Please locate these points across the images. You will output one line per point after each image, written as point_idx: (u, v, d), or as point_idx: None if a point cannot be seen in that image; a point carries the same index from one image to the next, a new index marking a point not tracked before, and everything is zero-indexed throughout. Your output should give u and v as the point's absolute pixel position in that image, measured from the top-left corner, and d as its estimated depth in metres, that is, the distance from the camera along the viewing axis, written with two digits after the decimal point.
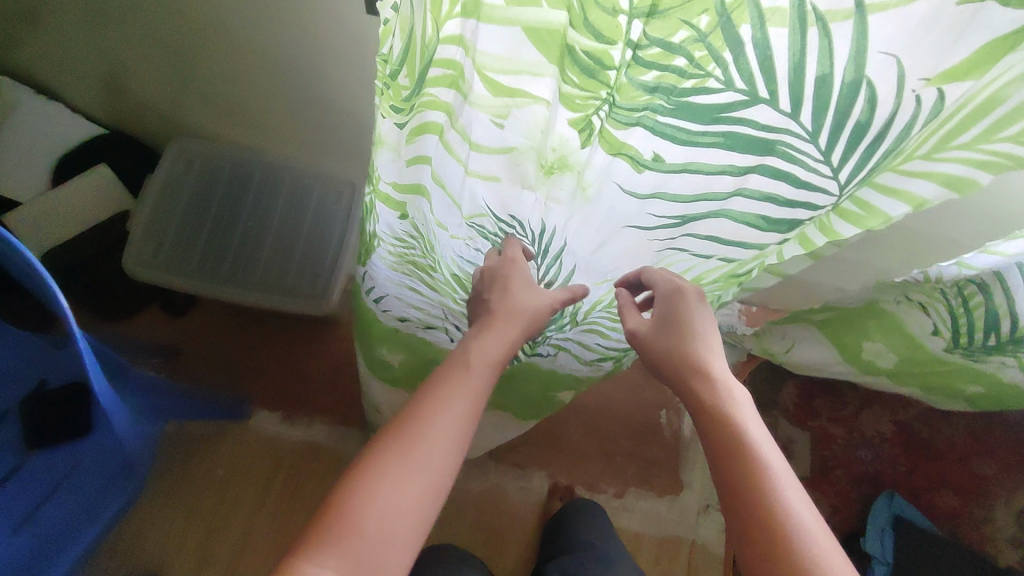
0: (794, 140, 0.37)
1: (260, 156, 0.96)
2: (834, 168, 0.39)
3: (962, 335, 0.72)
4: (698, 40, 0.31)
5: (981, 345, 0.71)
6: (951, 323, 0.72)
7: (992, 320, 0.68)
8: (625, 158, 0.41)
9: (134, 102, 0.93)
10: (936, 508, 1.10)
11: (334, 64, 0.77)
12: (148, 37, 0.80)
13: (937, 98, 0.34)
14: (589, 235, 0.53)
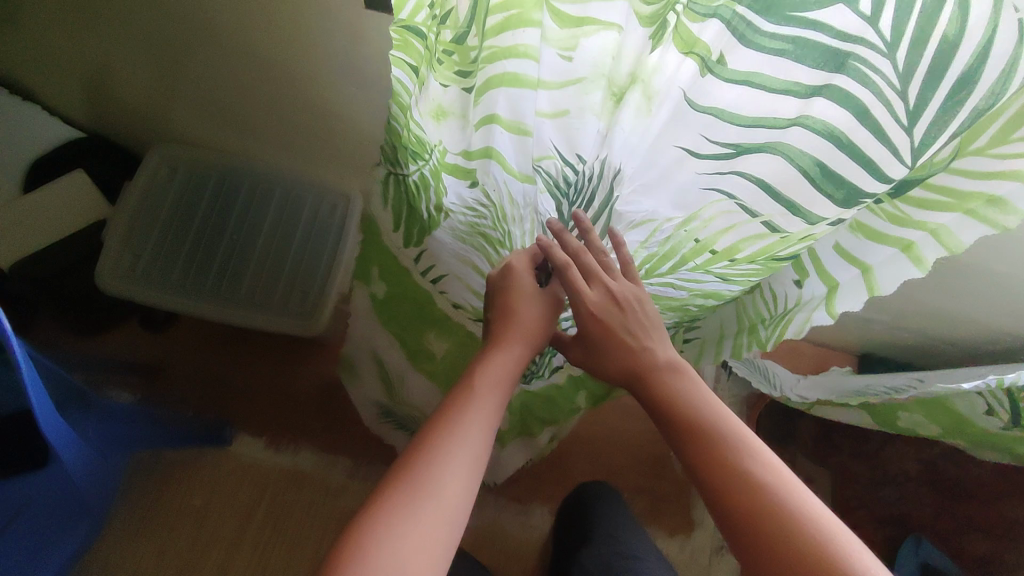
0: (867, 44, 0.31)
1: (249, 165, 0.90)
2: (907, 99, 0.32)
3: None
4: None
5: None
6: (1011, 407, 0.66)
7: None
8: (695, 58, 0.34)
9: (116, 104, 0.87)
10: (966, 553, 1.02)
11: (331, 64, 0.72)
12: (129, 33, 0.74)
13: None
14: (643, 175, 0.44)
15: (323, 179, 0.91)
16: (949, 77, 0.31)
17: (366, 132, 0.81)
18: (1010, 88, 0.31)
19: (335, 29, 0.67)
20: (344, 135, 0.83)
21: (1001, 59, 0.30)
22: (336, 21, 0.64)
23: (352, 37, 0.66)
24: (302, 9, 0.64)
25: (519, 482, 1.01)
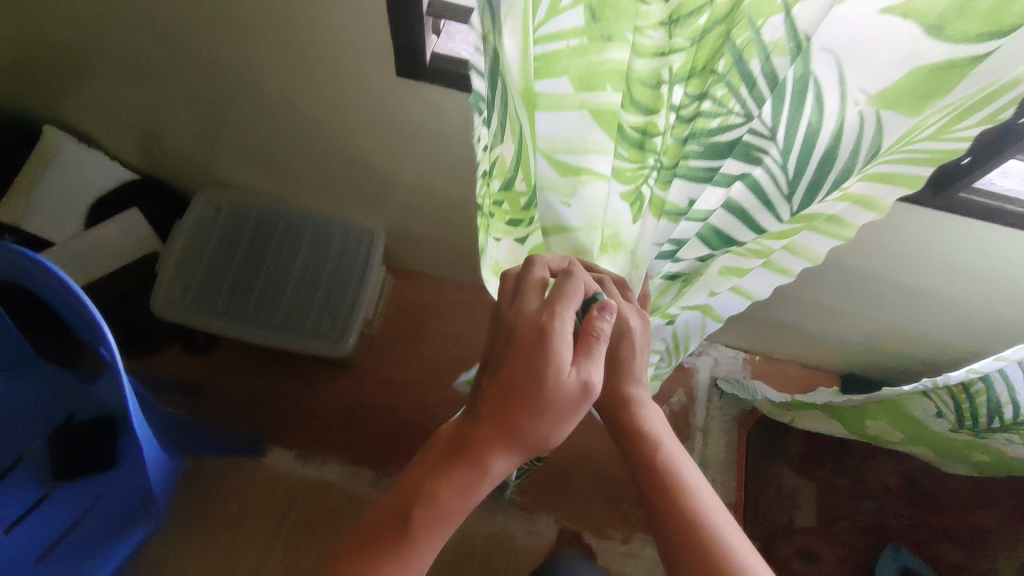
0: (756, 134, 0.42)
1: (287, 205, 1.02)
2: (786, 169, 0.44)
3: (967, 418, 0.74)
4: (720, 79, 0.38)
5: (985, 426, 0.73)
6: (953, 407, 0.75)
7: (993, 411, 0.70)
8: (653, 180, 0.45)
9: (169, 150, 0.98)
10: (941, 560, 1.10)
11: (365, 119, 0.83)
12: (188, 90, 0.85)
13: (878, 121, 0.40)
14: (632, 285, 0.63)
15: (351, 216, 1.02)
16: (815, 153, 0.43)
17: (394, 177, 0.92)
18: (861, 160, 0.42)
19: (372, 91, 0.78)
20: (373, 179, 0.93)
21: (850, 140, 0.41)
22: (374, 83, 0.75)
23: (388, 98, 0.77)
24: (345, 73, 0.75)
25: (526, 492, 1.10)
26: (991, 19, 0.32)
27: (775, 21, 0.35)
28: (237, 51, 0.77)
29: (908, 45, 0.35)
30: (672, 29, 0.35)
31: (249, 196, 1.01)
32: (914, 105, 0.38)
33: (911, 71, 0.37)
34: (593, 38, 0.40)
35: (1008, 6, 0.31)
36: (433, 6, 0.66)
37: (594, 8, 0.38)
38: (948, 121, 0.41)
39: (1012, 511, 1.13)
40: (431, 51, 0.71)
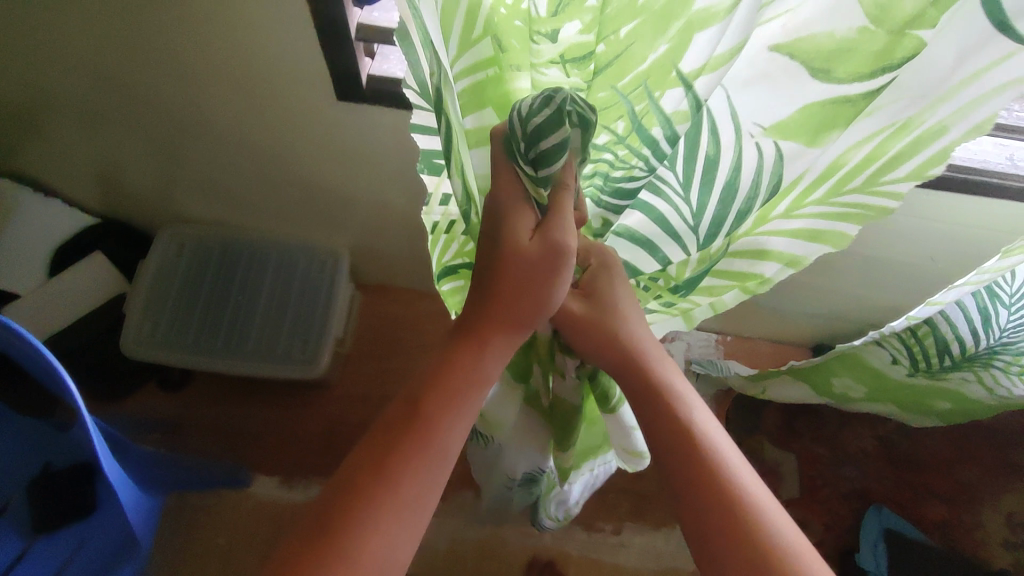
0: (661, 171, 0.45)
1: (250, 234, 1.02)
2: (689, 202, 0.47)
3: (922, 361, 0.84)
4: (619, 141, 0.42)
5: (940, 366, 0.84)
6: (907, 354, 0.84)
7: (943, 346, 0.80)
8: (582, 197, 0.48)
9: (127, 192, 0.99)
10: (924, 517, 1.13)
11: (314, 143, 0.85)
12: (139, 130, 0.87)
13: (776, 152, 0.43)
14: None
15: (315, 240, 1.04)
16: (715, 182, 0.45)
17: (352, 198, 0.94)
18: (758, 198, 0.45)
19: (317, 114, 0.80)
20: (333, 203, 0.96)
21: (748, 170, 0.44)
22: (318, 104, 0.78)
23: (333, 118, 0.79)
24: (288, 96, 0.78)
25: None
26: (870, 57, 0.36)
27: (673, 92, 0.38)
28: (185, 88, 0.79)
29: (796, 82, 0.39)
30: (568, 68, 0.40)
31: (211, 228, 1.01)
32: (812, 136, 0.41)
33: (804, 108, 0.40)
34: (504, 67, 0.44)
35: (899, 40, 0.35)
36: (361, 28, 0.68)
37: (499, 40, 0.42)
38: (876, 173, 0.46)
39: (988, 462, 1.16)
40: (367, 73, 0.73)
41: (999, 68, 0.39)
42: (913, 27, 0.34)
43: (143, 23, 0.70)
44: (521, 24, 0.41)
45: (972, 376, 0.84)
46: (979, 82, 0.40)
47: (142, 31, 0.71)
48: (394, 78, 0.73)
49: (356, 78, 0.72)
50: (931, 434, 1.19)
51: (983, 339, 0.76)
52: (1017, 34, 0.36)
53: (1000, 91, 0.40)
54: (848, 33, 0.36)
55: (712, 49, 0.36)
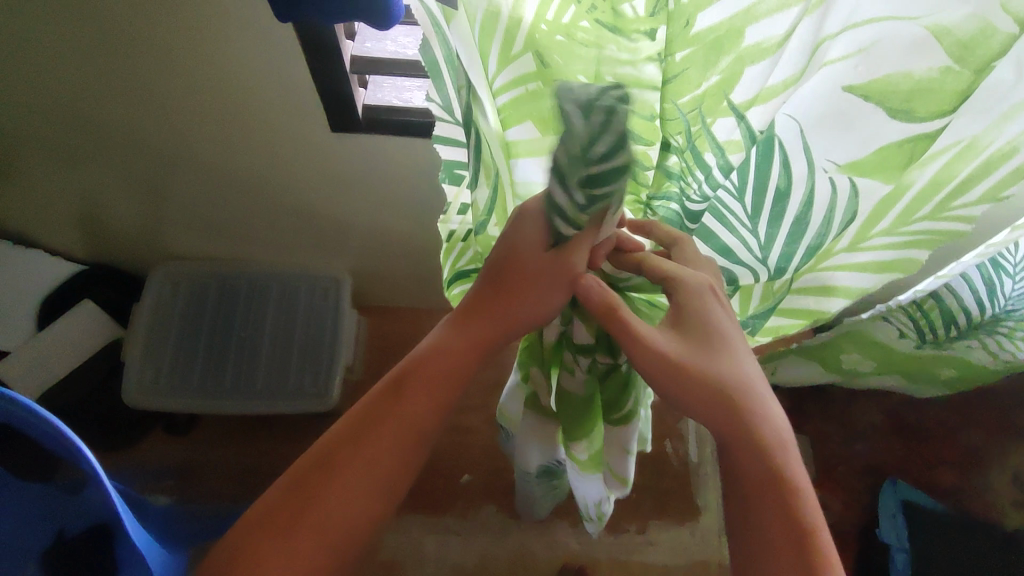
0: (727, 197, 0.47)
1: (247, 267, 0.99)
2: (758, 234, 0.49)
3: (928, 332, 0.78)
4: (682, 164, 0.43)
5: (949, 337, 0.78)
6: (913, 326, 0.79)
7: (949, 317, 0.75)
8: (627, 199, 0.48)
9: (109, 235, 0.95)
10: (938, 485, 1.14)
11: (308, 169, 0.81)
12: (119, 170, 0.83)
13: (849, 189, 0.44)
14: None
15: (311, 267, 1.00)
16: (784, 218, 0.47)
17: (348, 222, 0.91)
18: (830, 226, 0.47)
19: (310, 139, 0.76)
20: (328, 228, 0.93)
21: (823, 205, 0.45)
22: (310, 130, 0.74)
23: (325, 141, 0.76)
24: (278, 124, 0.74)
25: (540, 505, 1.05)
26: (948, 95, 0.36)
27: (725, 121, 0.40)
28: (168, 125, 0.76)
29: (875, 117, 0.39)
30: (662, 69, 0.38)
31: (202, 265, 0.99)
32: (886, 174, 0.42)
33: (878, 150, 0.41)
34: (547, 83, 0.41)
35: (981, 74, 0.34)
36: (356, 61, 0.68)
37: (541, 56, 0.39)
38: (946, 199, 0.48)
39: (993, 423, 1.17)
40: (362, 103, 0.72)
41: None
42: (970, 60, 0.34)
43: (123, 58, 0.67)
44: (564, 39, 0.38)
45: (983, 344, 0.77)
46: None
47: (122, 67, 0.68)
48: (391, 105, 0.72)
49: (354, 105, 0.69)
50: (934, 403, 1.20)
51: (990, 306, 0.72)
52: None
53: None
54: (928, 74, 0.35)
55: (767, 82, 0.37)
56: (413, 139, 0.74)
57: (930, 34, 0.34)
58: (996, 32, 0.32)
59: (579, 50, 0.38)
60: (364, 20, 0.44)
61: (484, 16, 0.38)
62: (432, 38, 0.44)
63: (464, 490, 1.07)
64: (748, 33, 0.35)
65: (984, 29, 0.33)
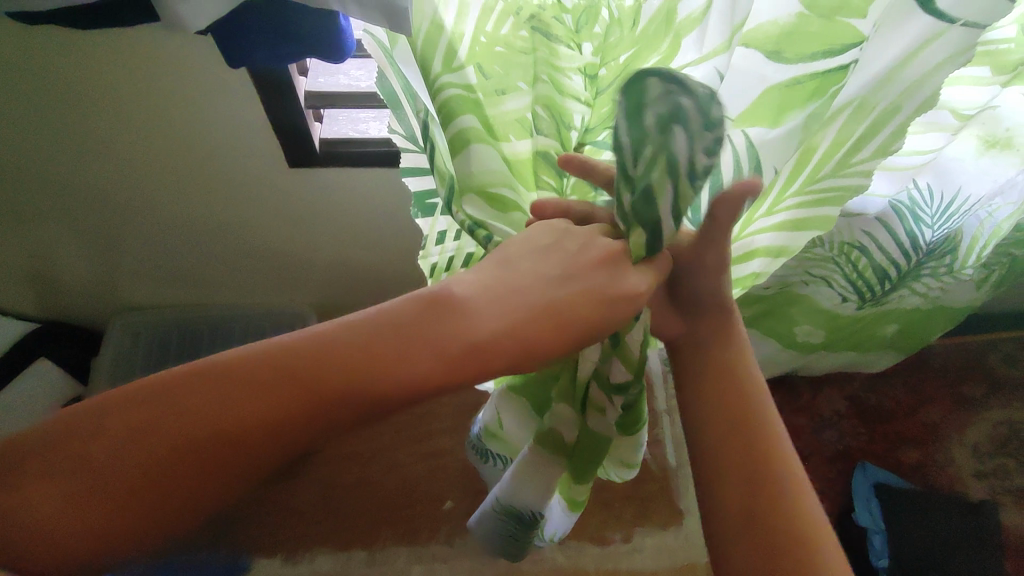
0: None
1: (208, 309, 0.99)
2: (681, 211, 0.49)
3: (866, 292, 0.76)
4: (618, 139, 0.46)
5: (883, 291, 0.76)
6: (853, 289, 0.76)
7: (881, 271, 0.73)
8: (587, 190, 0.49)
9: (64, 292, 0.93)
10: (902, 463, 1.14)
11: (260, 205, 0.81)
12: (70, 226, 0.82)
13: (748, 142, 0.45)
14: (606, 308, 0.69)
15: (275, 304, 1.00)
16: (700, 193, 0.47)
17: (306, 257, 0.91)
18: (737, 184, 0.46)
19: (261, 173, 0.76)
20: (286, 264, 0.92)
21: (727, 163, 0.46)
22: (261, 164, 0.75)
23: (276, 173, 0.76)
24: (227, 161, 0.74)
25: None
26: (818, 41, 0.39)
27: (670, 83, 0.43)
28: (123, 176, 0.76)
29: (757, 63, 0.41)
30: (588, 82, 0.43)
31: (165, 312, 0.98)
32: (774, 118, 0.43)
33: (768, 91, 0.42)
34: (488, 93, 0.45)
35: (834, 24, 0.38)
36: (310, 96, 0.70)
37: (480, 67, 0.43)
38: (846, 155, 0.47)
39: (948, 402, 1.17)
40: (319, 137, 0.73)
41: (931, 48, 0.42)
42: (843, 14, 0.38)
43: (72, 110, 0.67)
44: (502, 47, 0.42)
45: (912, 290, 0.77)
46: (920, 62, 0.43)
47: (71, 119, 0.68)
48: (347, 137, 0.74)
49: (308, 139, 0.70)
50: (891, 384, 1.19)
51: (916, 254, 0.70)
52: (951, 18, 0.40)
53: (941, 67, 0.43)
54: (790, 18, 0.39)
55: (692, 40, 0.40)
56: (363, 169, 0.75)
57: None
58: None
59: (518, 59, 0.43)
60: (316, 56, 0.52)
61: (428, 27, 0.41)
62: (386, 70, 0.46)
63: (448, 517, 0.94)
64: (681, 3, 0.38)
65: None
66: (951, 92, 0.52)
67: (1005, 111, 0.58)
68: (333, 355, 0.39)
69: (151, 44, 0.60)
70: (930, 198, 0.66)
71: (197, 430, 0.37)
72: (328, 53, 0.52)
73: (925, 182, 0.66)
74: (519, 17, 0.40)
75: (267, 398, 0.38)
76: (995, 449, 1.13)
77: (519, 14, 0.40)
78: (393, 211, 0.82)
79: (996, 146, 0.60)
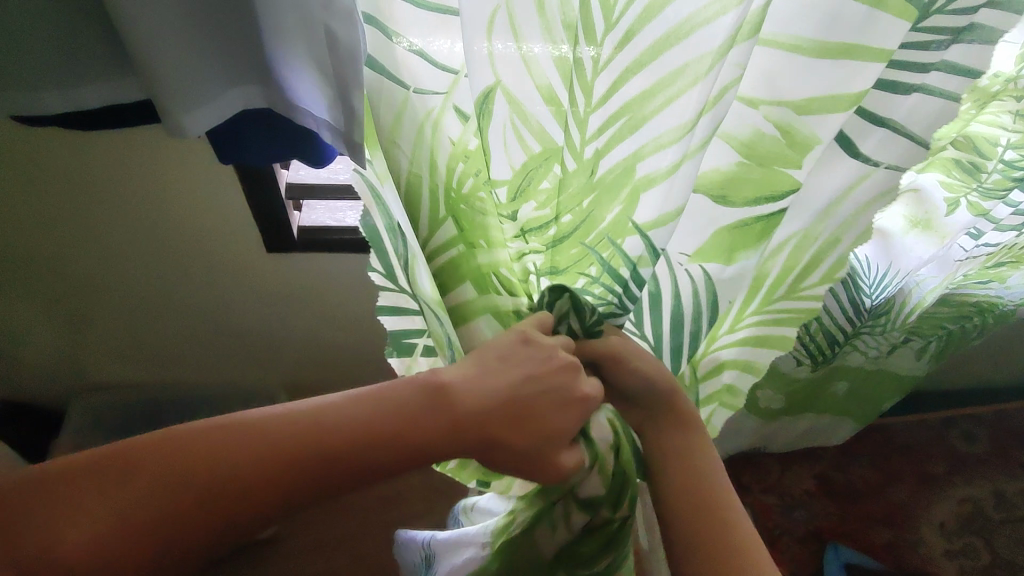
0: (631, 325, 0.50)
1: (174, 388, 0.98)
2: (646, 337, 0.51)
3: (819, 354, 0.76)
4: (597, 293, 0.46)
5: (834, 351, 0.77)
6: (805, 350, 0.77)
7: (831, 336, 0.74)
8: None
9: (25, 370, 0.92)
10: (874, 544, 1.13)
11: (235, 288, 0.83)
12: (39, 306, 0.82)
13: (705, 276, 0.46)
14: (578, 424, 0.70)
15: (245, 384, 0.99)
16: (663, 313, 0.49)
17: (277, 337, 0.92)
18: (703, 317, 0.48)
19: (238, 256, 0.78)
20: (258, 344, 0.93)
21: (687, 295, 0.47)
22: (237, 246, 0.76)
23: (252, 257, 0.78)
24: (206, 247, 0.76)
25: None
26: (762, 186, 0.40)
27: (634, 240, 0.40)
28: (99, 260, 0.77)
29: (707, 209, 0.43)
30: (528, 236, 0.43)
31: (130, 391, 0.97)
32: (728, 257, 0.44)
33: (715, 234, 0.44)
34: (467, 245, 0.44)
35: (773, 172, 0.39)
36: (292, 187, 0.73)
37: (458, 220, 0.43)
38: (797, 280, 0.51)
39: (913, 479, 1.19)
40: (297, 224, 0.76)
41: (862, 185, 0.45)
42: (782, 164, 0.39)
43: (59, 199, 0.68)
44: (467, 207, 0.42)
45: (856, 347, 0.80)
46: (851, 200, 0.47)
47: (56, 206, 0.69)
48: (325, 225, 0.76)
49: (288, 225, 0.72)
50: (857, 461, 1.21)
51: (858, 317, 0.71)
52: (875, 162, 0.44)
53: (869, 204, 0.46)
54: (728, 167, 0.40)
55: (658, 207, 0.38)
56: (338, 253, 0.77)
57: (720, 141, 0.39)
58: (768, 136, 0.38)
59: (475, 218, 0.43)
60: (298, 158, 0.55)
61: (409, 190, 0.41)
62: (373, 208, 0.45)
63: None
64: (638, 168, 0.37)
65: (756, 131, 0.38)
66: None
67: (925, 194, 0.62)
68: (329, 426, 0.35)
69: (145, 145, 0.63)
70: (868, 269, 0.67)
71: (194, 475, 0.33)
72: (309, 157, 0.55)
73: (866, 255, 0.67)
74: (479, 177, 0.41)
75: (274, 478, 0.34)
76: (962, 528, 1.15)
77: (473, 178, 0.41)
78: (366, 291, 0.84)
79: (919, 225, 0.64)
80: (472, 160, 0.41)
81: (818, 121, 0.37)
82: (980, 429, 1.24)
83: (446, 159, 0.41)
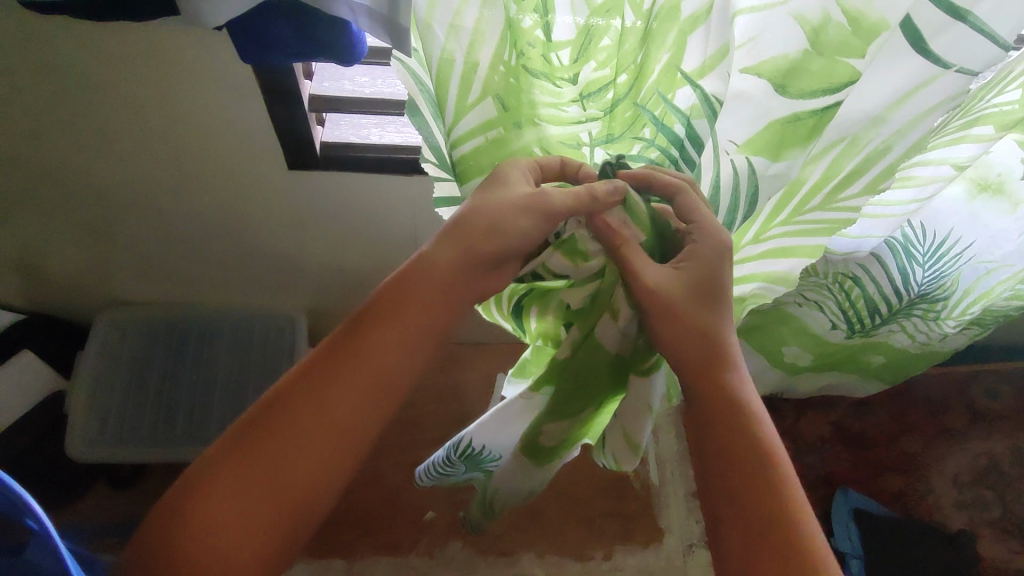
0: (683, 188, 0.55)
1: (197, 308, 1.00)
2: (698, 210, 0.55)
3: (857, 322, 0.80)
4: (649, 145, 0.52)
5: (873, 324, 0.80)
6: (844, 316, 0.80)
7: (873, 306, 0.77)
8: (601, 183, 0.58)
9: (54, 284, 0.94)
10: (885, 492, 1.14)
11: (257, 209, 0.82)
12: (63, 220, 0.83)
13: (748, 165, 0.49)
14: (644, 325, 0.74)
15: (267, 305, 1.01)
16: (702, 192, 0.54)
17: (296, 261, 0.92)
18: (742, 204, 0.52)
19: (257, 175, 0.77)
20: (278, 267, 0.93)
21: (727, 187, 0.51)
22: (258, 165, 0.75)
23: (271, 175, 0.77)
24: (224, 164, 0.75)
25: (504, 536, 0.95)
26: (821, 78, 0.43)
27: (684, 91, 0.48)
28: (120, 173, 0.76)
29: (764, 95, 0.46)
30: (586, 103, 0.49)
31: (155, 308, 0.99)
32: (774, 152, 0.48)
33: (773, 122, 0.47)
34: (503, 126, 0.50)
35: (834, 63, 0.43)
36: (315, 99, 0.71)
37: (497, 100, 0.48)
38: (834, 191, 0.53)
39: (930, 430, 1.18)
40: (321, 141, 0.74)
41: (928, 90, 0.46)
42: (843, 55, 0.42)
43: (69, 99, 0.66)
44: (513, 83, 0.47)
45: (900, 325, 0.81)
46: (911, 106, 0.48)
47: (71, 109, 0.68)
48: (348, 142, 0.75)
49: (312, 143, 0.71)
50: (876, 412, 1.20)
51: (906, 292, 0.75)
52: (947, 64, 0.44)
53: (930, 112, 0.47)
54: (796, 55, 0.43)
55: (705, 48, 0.44)
56: (360, 176, 0.76)
57: (794, 22, 0.42)
58: (835, 22, 0.41)
59: (521, 94, 0.48)
60: (328, 59, 0.53)
61: (441, 67, 0.45)
62: (418, 98, 0.50)
63: (429, 527, 0.95)
64: (683, 7, 0.43)
65: (825, 16, 0.41)
66: (953, 150, 0.58)
67: (995, 159, 0.64)
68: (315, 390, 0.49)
69: (164, 50, 0.61)
70: (923, 236, 0.71)
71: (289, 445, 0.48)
72: (340, 56, 0.53)
73: (918, 222, 0.71)
74: (521, 54, 0.45)
75: (362, 389, 0.50)
76: (973, 480, 1.14)
77: (515, 56, 0.45)
78: (387, 215, 0.82)
79: (987, 190, 0.66)
80: (517, 34, 0.44)
81: (886, 7, 0.40)
82: (1003, 384, 1.20)
83: (498, 37, 0.44)
